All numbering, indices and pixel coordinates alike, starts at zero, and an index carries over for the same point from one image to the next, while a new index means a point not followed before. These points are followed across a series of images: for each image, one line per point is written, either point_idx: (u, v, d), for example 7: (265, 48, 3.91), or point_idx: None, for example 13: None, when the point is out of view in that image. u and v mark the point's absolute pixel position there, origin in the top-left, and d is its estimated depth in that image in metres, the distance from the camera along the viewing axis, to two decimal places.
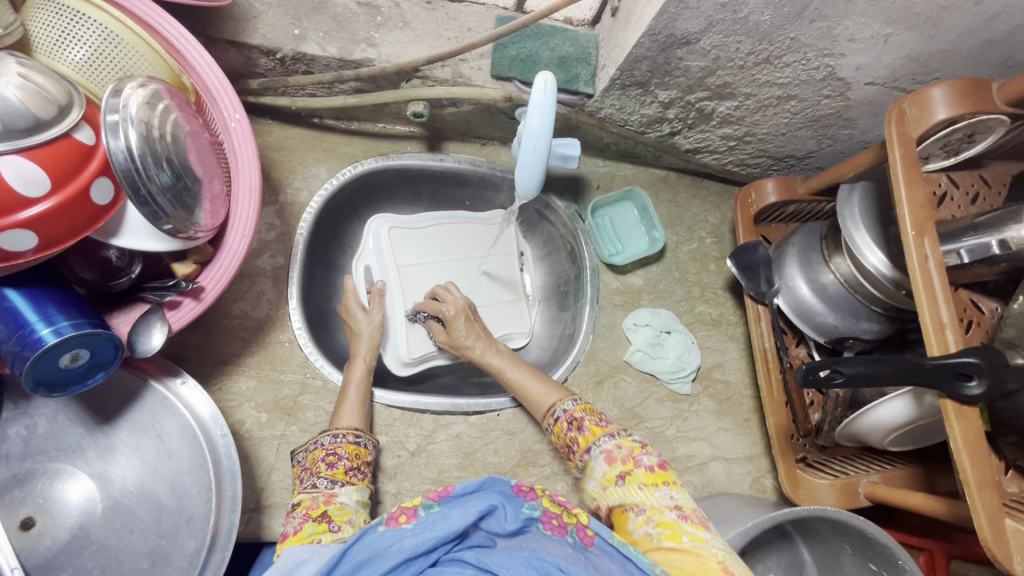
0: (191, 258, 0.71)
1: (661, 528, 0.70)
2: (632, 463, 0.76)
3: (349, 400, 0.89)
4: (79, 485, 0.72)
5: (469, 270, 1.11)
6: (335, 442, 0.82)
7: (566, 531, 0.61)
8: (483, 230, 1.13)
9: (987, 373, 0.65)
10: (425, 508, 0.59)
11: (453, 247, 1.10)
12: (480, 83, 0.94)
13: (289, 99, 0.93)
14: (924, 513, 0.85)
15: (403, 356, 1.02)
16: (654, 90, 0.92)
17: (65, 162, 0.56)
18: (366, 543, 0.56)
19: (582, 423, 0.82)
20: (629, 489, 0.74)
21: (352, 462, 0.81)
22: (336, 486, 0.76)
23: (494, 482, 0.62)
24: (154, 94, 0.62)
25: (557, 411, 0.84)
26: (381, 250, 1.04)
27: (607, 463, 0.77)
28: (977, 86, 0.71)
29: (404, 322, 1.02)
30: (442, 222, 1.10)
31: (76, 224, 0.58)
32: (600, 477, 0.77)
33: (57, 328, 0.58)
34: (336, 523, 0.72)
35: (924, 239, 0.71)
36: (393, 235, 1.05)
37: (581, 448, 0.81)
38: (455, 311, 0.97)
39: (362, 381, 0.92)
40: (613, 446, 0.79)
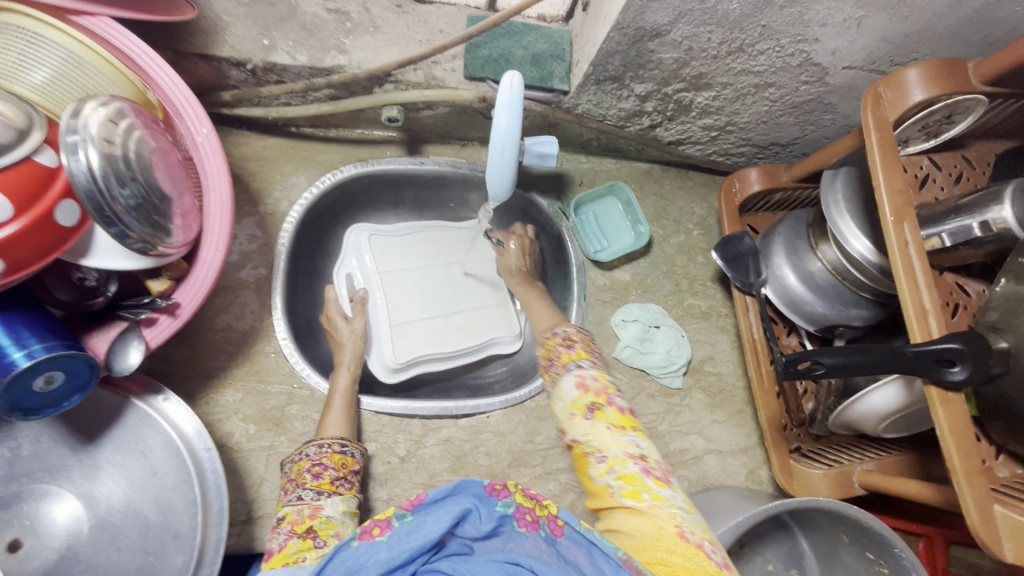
0: (166, 275, 0.71)
1: (623, 482, 0.71)
2: (605, 397, 0.78)
3: (334, 410, 0.89)
4: (65, 505, 0.72)
5: (455, 275, 1.09)
6: (320, 452, 0.83)
7: (539, 525, 0.62)
8: (466, 239, 1.13)
9: (972, 359, 0.63)
10: (398, 518, 0.57)
11: (436, 253, 1.09)
12: (454, 85, 0.93)
13: (264, 109, 0.93)
14: (919, 502, 0.84)
15: (390, 362, 1.01)
16: (629, 83, 0.91)
17: (26, 186, 0.55)
18: (341, 560, 0.55)
19: (574, 343, 0.88)
20: (596, 427, 0.76)
21: (338, 471, 0.81)
22: (322, 498, 0.77)
23: (467, 485, 0.62)
24: (116, 112, 0.62)
25: (558, 329, 0.90)
26: (362, 258, 1.03)
27: (579, 389, 0.80)
28: (952, 65, 0.70)
29: (388, 329, 1.01)
30: (425, 229, 1.09)
31: (42, 248, 0.58)
32: (570, 402, 0.79)
33: (30, 351, 0.58)
34: (321, 538, 0.72)
35: (904, 224, 0.70)
36: (374, 242, 1.04)
37: (562, 362, 0.85)
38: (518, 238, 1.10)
39: (347, 392, 0.92)
40: (590, 375, 0.82)
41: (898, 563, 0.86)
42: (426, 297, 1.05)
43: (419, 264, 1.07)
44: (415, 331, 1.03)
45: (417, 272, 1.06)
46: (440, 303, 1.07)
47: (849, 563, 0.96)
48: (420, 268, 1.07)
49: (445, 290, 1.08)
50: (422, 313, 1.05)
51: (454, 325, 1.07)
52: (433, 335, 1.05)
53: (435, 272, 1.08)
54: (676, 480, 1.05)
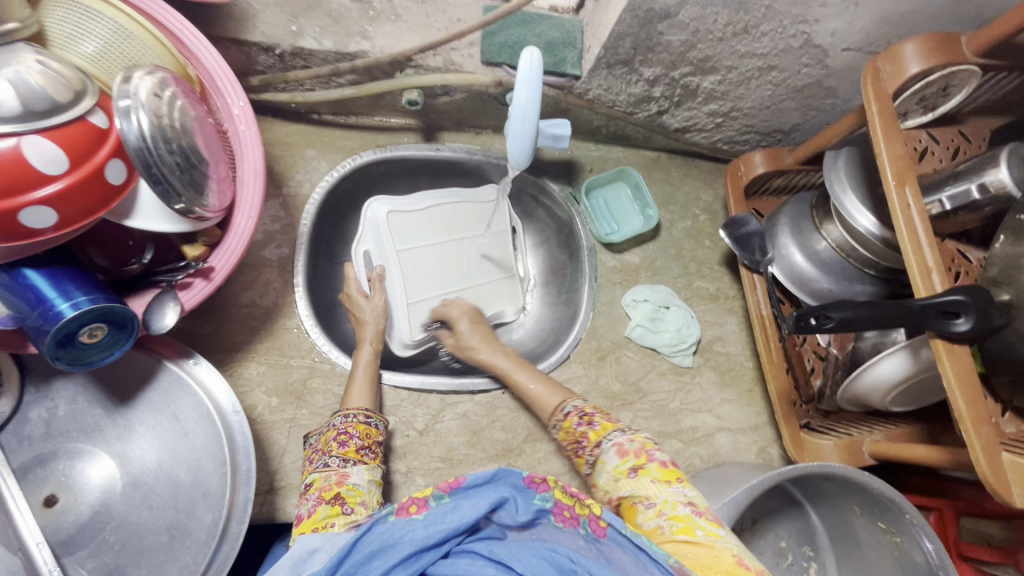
0: (200, 240, 0.74)
1: (673, 522, 0.69)
2: (646, 457, 0.78)
3: (358, 384, 0.91)
4: (99, 465, 0.74)
5: (468, 250, 1.10)
6: (345, 422, 0.84)
7: (578, 522, 0.64)
8: (481, 210, 1.12)
9: (975, 309, 0.66)
10: (435, 499, 0.63)
11: (452, 228, 1.09)
12: (471, 70, 0.98)
13: (289, 94, 0.98)
14: (929, 465, 0.86)
15: (405, 338, 1.03)
16: (638, 68, 0.95)
17: (80, 144, 0.59)
18: (377, 533, 0.60)
19: (593, 418, 0.87)
20: (641, 483, 0.75)
21: (363, 441, 0.83)
22: (348, 465, 0.79)
23: (506, 475, 0.65)
24: (161, 81, 0.65)
25: (568, 407, 0.90)
26: (380, 233, 1.02)
27: (619, 456, 0.80)
28: (947, 38, 0.74)
29: (405, 306, 1.02)
30: (440, 205, 1.07)
31: (92, 204, 0.61)
32: (612, 469, 0.79)
33: (75, 303, 0.61)
34: (349, 504, 0.74)
35: (905, 188, 0.73)
36: (393, 219, 1.02)
37: (592, 440, 0.85)
38: (461, 312, 1.03)
39: (370, 364, 0.95)
40: (625, 439, 0.82)
41: (909, 532, 0.87)
42: (440, 274, 1.07)
43: (433, 242, 1.07)
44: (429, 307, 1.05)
45: (433, 249, 1.07)
46: (454, 278, 1.08)
47: (863, 537, 0.97)
48: (436, 244, 1.07)
49: (458, 269, 1.09)
50: (437, 290, 1.06)
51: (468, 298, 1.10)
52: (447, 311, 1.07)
53: (449, 248, 1.08)
54: (688, 456, 1.07)
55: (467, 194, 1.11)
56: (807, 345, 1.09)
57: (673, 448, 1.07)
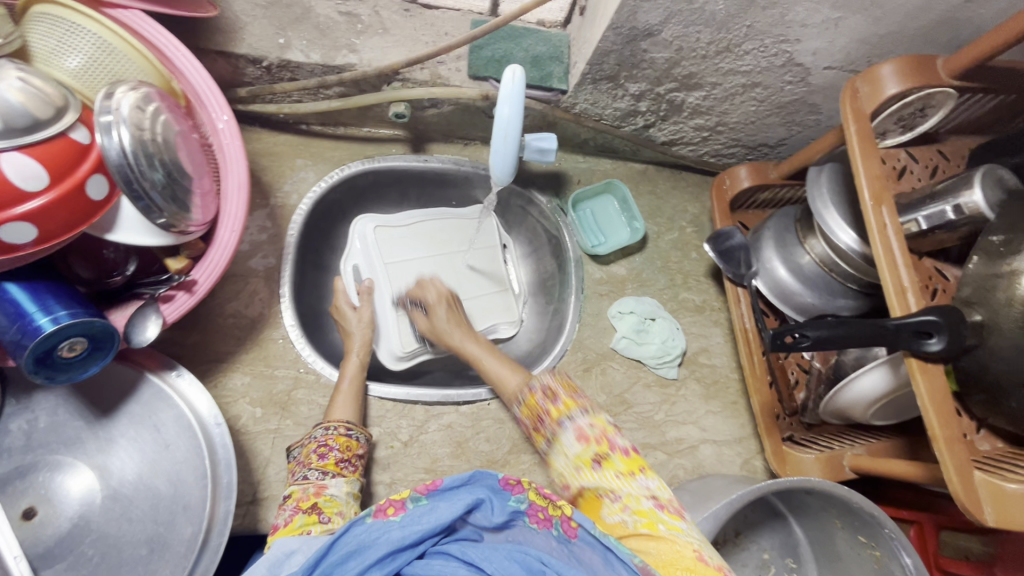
0: (184, 253, 0.74)
1: (638, 516, 0.69)
2: (607, 444, 0.76)
3: (346, 393, 0.92)
4: (80, 477, 0.74)
5: (459, 264, 1.12)
6: (326, 434, 0.85)
7: (551, 524, 0.65)
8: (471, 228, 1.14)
9: (947, 329, 0.67)
10: (413, 500, 0.63)
11: (441, 242, 1.11)
12: (458, 84, 0.98)
13: (277, 106, 0.98)
14: (906, 480, 0.86)
15: (397, 351, 1.04)
16: (624, 83, 0.96)
17: (62, 159, 0.59)
18: (354, 535, 0.58)
19: (557, 393, 0.83)
20: (605, 475, 0.73)
21: (343, 454, 0.84)
22: (326, 478, 0.79)
23: (482, 477, 0.66)
24: (144, 97, 0.66)
25: (533, 382, 0.85)
26: (368, 249, 1.05)
27: (580, 441, 0.77)
28: (923, 61, 0.75)
29: (395, 319, 1.04)
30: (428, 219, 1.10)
31: (73, 219, 0.61)
32: (574, 456, 0.77)
33: (55, 317, 0.62)
34: (325, 514, 0.74)
35: (882, 208, 0.74)
36: (381, 234, 1.06)
37: (553, 418, 0.81)
38: (438, 298, 1.01)
39: (356, 376, 0.95)
40: (586, 423, 0.78)
41: (888, 545, 0.87)
42: None
43: (424, 255, 1.09)
44: None
45: (423, 261, 1.09)
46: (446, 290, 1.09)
47: (844, 550, 0.97)
48: (425, 257, 1.09)
49: (448, 280, 1.10)
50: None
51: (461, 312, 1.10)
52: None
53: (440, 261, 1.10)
54: (672, 468, 1.07)
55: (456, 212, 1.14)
56: (791, 358, 1.09)
57: (657, 460, 1.07)
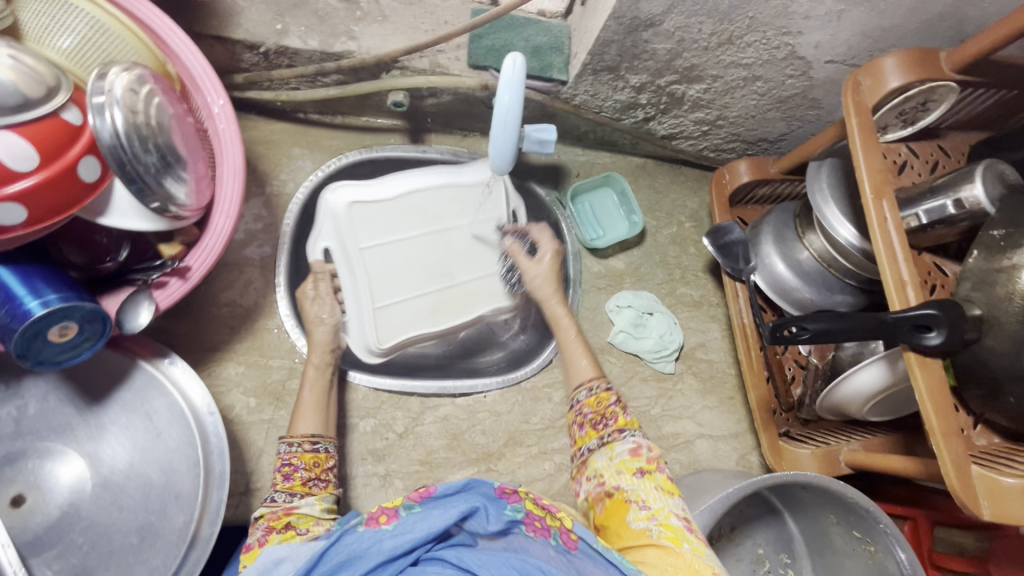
0: (177, 239, 0.74)
1: (663, 528, 0.70)
2: (656, 464, 0.79)
3: (309, 405, 0.87)
4: (70, 465, 0.74)
5: (449, 245, 1.01)
6: (290, 452, 0.81)
7: (548, 533, 0.65)
8: (466, 197, 1.02)
9: (946, 323, 0.67)
10: (405, 508, 0.63)
11: (429, 219, 0.99)
12: (458, 73, 0.98)
13: (274, 93, 0.97)
14: (902, 476, 0.86)
15: (371, 345, 0.97)
16: (624, 74, 0.95)
17: (53, 140, 0.58)
18: (345, 544, 0.59)
19: (626, 407, 0.87)
20: (644, 484, 0.76)
21: (310, 472, 0.80)
22: (294, 500, 0.76)
23: (477, 484, 0.66)
24: (138, 78, 0.64)
25: (611, 385, 0.90)
26: (341, 227, 0.95)
27: (631, 453, 0.80)
28: (925, 54, 0.74)
29: (371, 310, 0.96)
30: (410, 192, 0.97)
31: (63, 201, 0.60)
32: (619, 460, 0.79)
33: (45, 301, 0.60)
34: (301, 528, 0.73)
35: (883, 202, 0.74)
36: (353, 211, 0.95)
37: (616, 425, 0.84)
38: (548, 249, 1.03)
39: (315, 385, 0.90)
40: (645, 442, 0.81)
41: (883, 540, 0.87)
42: (414, 273, 0.99)
43: (406, 236, 0.98)
44: (399, 310, 0.98)
45: (406, 244, 0.98)
46: (431, 276, 1.00)
47: (839, 545, 0.97)
48: (409, 237, 0.98)
49: (434, 265, 1.00)
50: (410, 291, 0.99)
51: (447, 299, 1.02)
52: (422, 312, 1.00)
53: (426, 242, 1.00)
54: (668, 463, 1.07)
55: (453, 176, 1.00)
56: (788, 354, 1.09)
57: None
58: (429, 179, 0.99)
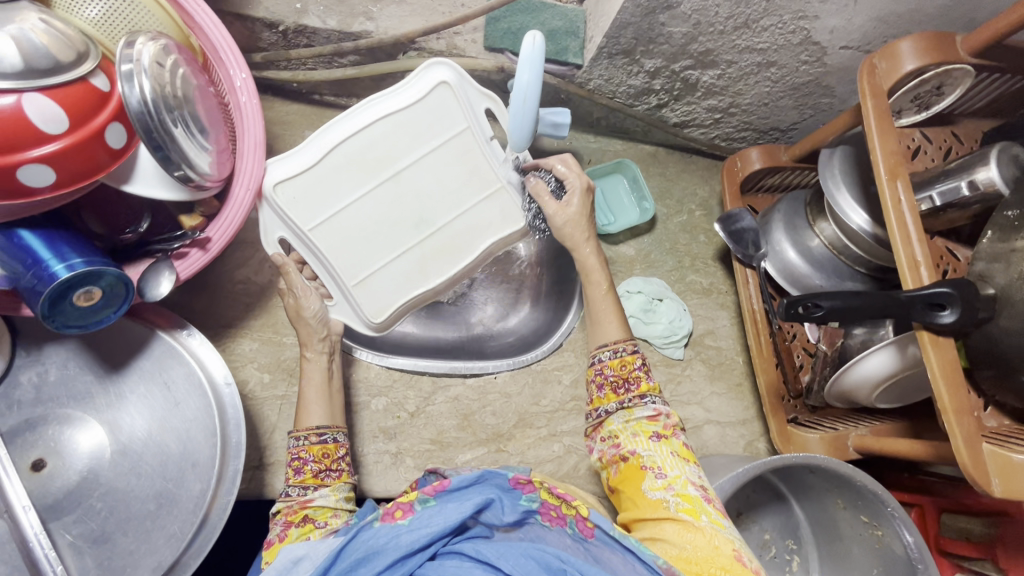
0: (197, 211, 0.75)
1: (680, 499, 0.71)
2: (670, 431, 0.79)
3: (311, 394, 0.82)
4: (89, 433, 0.74)
5: (414, 187, 0.84)
6: (297, 446, 0.78)
7: (565, 522, 0.66)
8: (418, 120, 0.82)
9: (961, 302, 0.67)
10: (421, 503, 0.63)
11: (376, 163, 0.82)
12: (474, 55, 0.99)
13: (292, 73, 0.98)
14: (911, 459, 0.87)
15: (366, 321, 0.90)
16: (640, 58, 0.96)
17: (82, 104, 0.59)
18: (363, 540, 0.59)
19: (649, 371, 0.85)
20: (661, 449, 0.77)
21: (320, 464, 0.77)
22: (308, 493, 0.75)
23: (491, 476, 0.67)
24: (163, 48, 0.65)
25: (637, 347, 0.86)
26: (282, 216, 0.81)
27: (649, 417, 0.80)
28: (942, 38, 0.75)
29: (352, 288, 0.86)
30: (342, 140, 0.79)
31: (91, 165, 0.61)
32: (636, 423, 0.79)
33: (70, 265, 0.61)
34: (320, 520, 0.72)
35: (897, 183, 0.75)
36: (284, 193, 0.79)
37: (637, 391, 0.82)
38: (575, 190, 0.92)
39: (312, 374, 0.84)
40: (664, 410, 0.81)
41: (890, 524, 0.87)
42: (385, 231, 0.85)
43: (359, 192, 0.82)
44: (381, 280, 0.87)
45: (363, 202, 0.83)
46: (405, 229, 0.85)
47: (846, 532, 0.98)
48: (362, 193, 0.82)
49: (404, 216, 0.85)
50: (388, 253, 0.86)
51: (432, 250, 0.88)
52: (409, 272, 0.88)
53: (383, 194, 0.83)
54: None
55: (392, 97, 0.81)
56: (797, 341, 1.10)
57: None
58: (364, 116, 0.80)
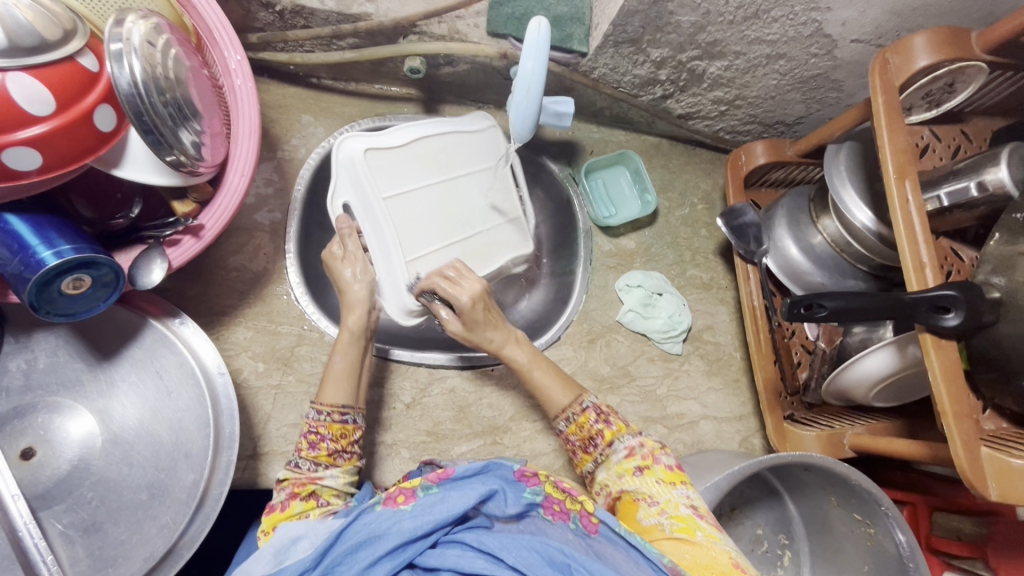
0: (191, 197, 0.72)
1: (674, 520, 0.69)
2: (652, 458, 0.77)
3: (337, 373, 0.80)
4: (80, 421, 0.73)
5: (464, 192, 0.93)
6: (317, 419, 0.75)
7: (568, 517, 0.66)
8: (478, 145, 0.97)
9: (965, 305, 0.67)
10: (423, 489, 0.64)
11: (443, 165, 0.91)
12: (476, 40, 0.96)
13: (288, 55, 0.96)
14: (907, 459, 0.87)
15: (409, 304, 0.86)
16: (646, 48, 0.94)
17: (69, 85, 0.57)
18: (363, 524, 0.60)
19: (609, 417, 0.82)
20: (645, 481, 0.75)
21: (336, 444, 0.75)
22: (320, 468, 0.73)
23: (497, 467, 0.67)
24: (155, 27, 0.63)
25: (586, 402, 0.83)
26: (358, 179, 0.83)
27: (626, 454, 0.78)
28: (958, 33, 0.73)
29: (403, 266, 0.84)
30: (431, 137, 0.90)
31: (78, 149, 0.59)
32: (617, 465, 0.78)
33: (59, 251, 0.60)
34: (323, 497, 0.72)
35: (905, 182, 0.73)
36: (371, 159, 0.83)
37: (605, 441, 0.80)
38: (472, 300, 0.83)
39: (348, 351, 0.82)
40: (636, 442, 0.79)
41: (883, 523, 0.88)
42: (438, 221, 0.89)
43: (426, 182, 0.88)
44: (432, 264, 0.87)
45: (423, 191, 0.88)
46: (453, 225, 0.90)
47: (838, 527, 0.98)
48: (428, 182, 0.88)
49: (454, 213, 0.91)
50: (437, 240, 0.88)
51: (472, 250, 0.93)
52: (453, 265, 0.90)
53: (439, 190, 0.90)
54: (672, 442, 1.08)
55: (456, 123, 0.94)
56: (796, 338, 1.09)
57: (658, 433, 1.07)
58: (440, 126, 0.92)
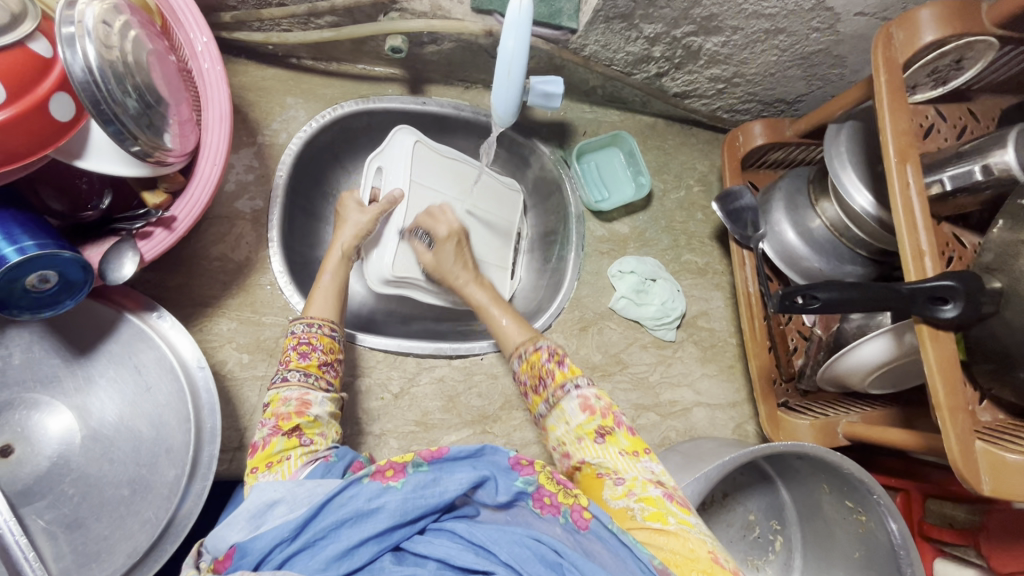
0: (161, 187, 0.69)
1: (644, 504, 0.66)
2: (613, 419, 0.74)
3: (325, 289, 0.83)
4: (58, 417, 0.72)
5: (470, 225, 1.04)
6: (308, 331, 0.77)
7: (558, 511, 0.62)
8: (504, 198, 1.10)
9: (964, 296, 0.65)
10: (413, 466, 0.61)
11: (464, 193, 1.04)
12: (460, 17, 0.91)
13: (264, 35, 0.92)
14: (901, 448, 0.85)
15: (386, 274, 0.94)
16: (639, 23, 0.89)
17: (21, 72, 0.54)
18: (352, 497, 0.57)
19: (563, 358, 0.81)
20: (608, 450, 0.72)
21: (325, 356, 0.76)
22: (310, 381, 0.73)
23: (492, 452, 0.65)
24: (111, 9, 0.60)
25: (541, 342, 0.83)
26: (401, 159, 0.96)
27: (583, 411, 0.75)
28: (966, 5, 0.69)
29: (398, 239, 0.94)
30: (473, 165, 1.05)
31: (36, 140, 0.56)
32: (577, 426, 0.75)
33: (20, 248, 0.58)
34: (306, 436, 0.68)
35: (906, 166, 0.70)
36: (419, 149, 0.97)
37: (557, 381, 0.79)
38: (449, 232, 0.94)
39: (338, 272, 0.85)
40: (591, 394, 0.77)
41: (875, 511, 0.87)
42: None
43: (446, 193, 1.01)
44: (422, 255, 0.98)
45: (441, 198, 1.00)
46: None
47: (830, 514, 0.97)
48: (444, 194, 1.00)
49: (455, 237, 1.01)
50: None
51: None
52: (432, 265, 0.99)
53: (454, 208, 1.02)
54: (664, 430, 1.06)
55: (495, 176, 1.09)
56: (792, 325, 1.07)
57: (650, 421, 1.06)
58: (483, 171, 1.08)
